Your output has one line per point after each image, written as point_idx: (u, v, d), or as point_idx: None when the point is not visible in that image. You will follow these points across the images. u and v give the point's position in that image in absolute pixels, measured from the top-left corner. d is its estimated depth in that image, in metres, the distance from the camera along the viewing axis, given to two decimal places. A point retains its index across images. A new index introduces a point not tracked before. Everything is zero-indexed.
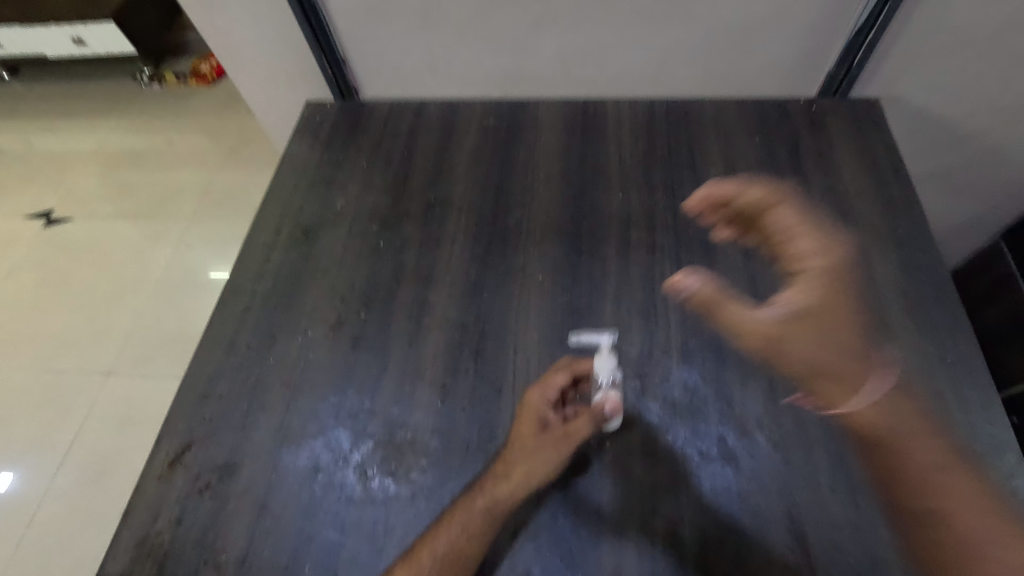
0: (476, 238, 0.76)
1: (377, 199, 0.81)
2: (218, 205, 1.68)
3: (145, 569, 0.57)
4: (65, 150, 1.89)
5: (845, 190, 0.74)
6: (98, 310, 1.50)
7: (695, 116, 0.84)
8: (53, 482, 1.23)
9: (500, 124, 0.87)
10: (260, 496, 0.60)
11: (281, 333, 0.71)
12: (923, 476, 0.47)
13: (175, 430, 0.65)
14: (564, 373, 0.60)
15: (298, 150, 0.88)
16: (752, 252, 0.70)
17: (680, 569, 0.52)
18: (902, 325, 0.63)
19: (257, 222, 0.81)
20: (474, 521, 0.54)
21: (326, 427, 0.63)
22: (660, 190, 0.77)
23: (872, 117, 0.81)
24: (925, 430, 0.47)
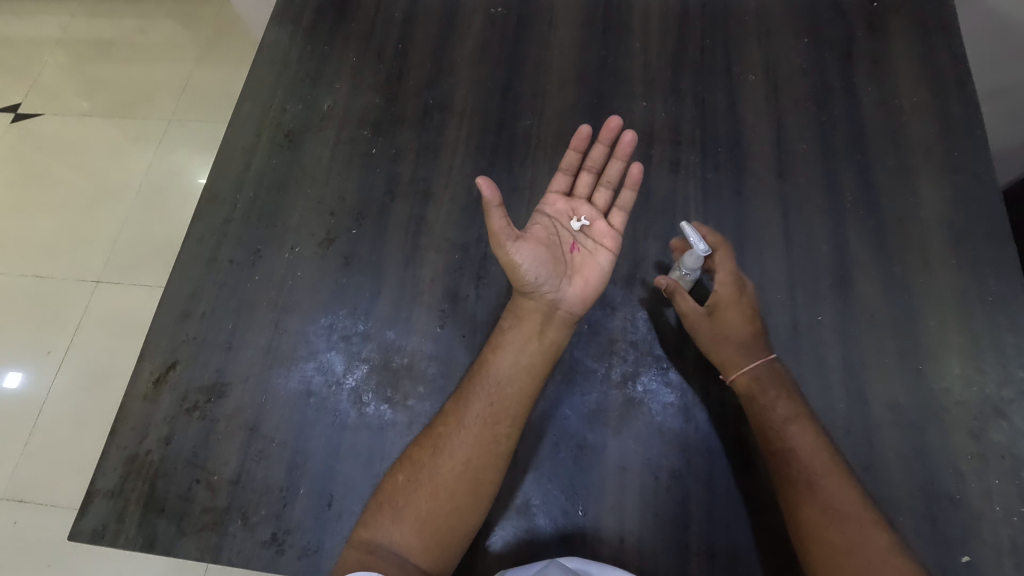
0: (479, 149, 0.68)
1: (367, 100, 0.72)
2: (198, 103, 1.55)
3: (137, 485, 0.56)
4: (25, 35, 1.70)
5: (898, 106, 0.65)
6: (79, 215, 1.42)
7: (736, 10, 0.72)
8: (52, 387, 1.24)
9: (509, 14, 0.75)
10: (250, 418, 0.57)
11: (267, 249, 0.65)
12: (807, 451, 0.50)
13: (158, 348, 0.61)
14: (561, 178, 0.61)
15: (277, 39, 0.77)
16: (786, 174, 0.63)
17: (683, 505, 0.51)
18: (944, 260, 0.58)
19: (235, 123, 0.72)
20: (517, 360, 0.54)
21: (317, 350, 0.60)
22: (689, 98, 0.68)
23: (944, 16, 0.69)
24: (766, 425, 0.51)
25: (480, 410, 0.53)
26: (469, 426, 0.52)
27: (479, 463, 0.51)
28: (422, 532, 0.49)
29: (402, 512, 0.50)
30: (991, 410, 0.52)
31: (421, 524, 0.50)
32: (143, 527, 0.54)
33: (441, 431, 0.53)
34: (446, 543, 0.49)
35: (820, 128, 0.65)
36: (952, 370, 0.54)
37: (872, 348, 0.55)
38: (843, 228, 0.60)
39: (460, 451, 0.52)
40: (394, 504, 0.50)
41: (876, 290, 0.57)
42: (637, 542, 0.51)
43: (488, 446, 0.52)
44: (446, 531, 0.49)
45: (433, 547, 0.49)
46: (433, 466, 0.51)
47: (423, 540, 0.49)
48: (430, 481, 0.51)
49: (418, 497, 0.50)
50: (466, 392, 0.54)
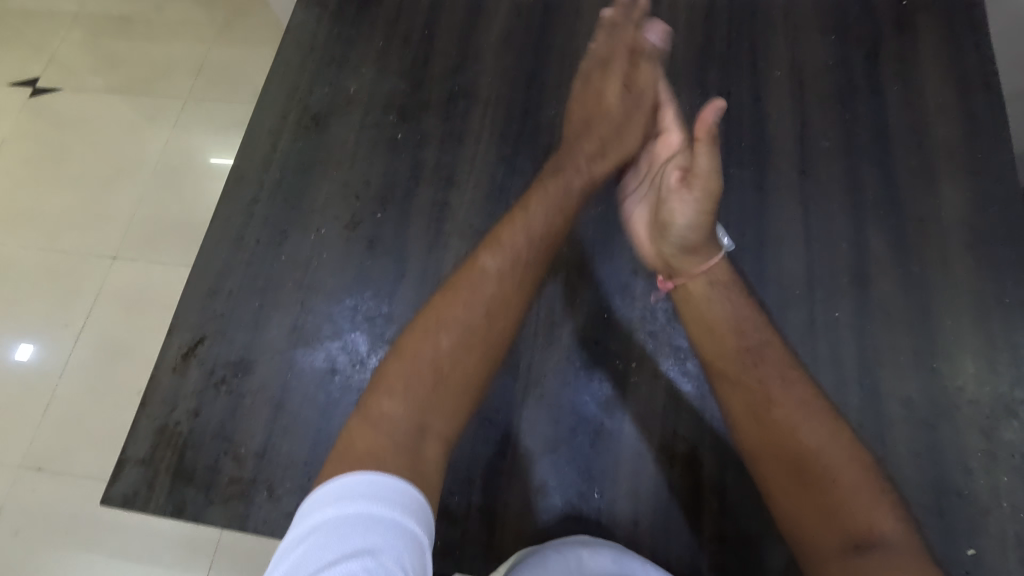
0: (504, 137, 0.68)
1: (393, 84, 0.73)
2: (215, 83, 1.55)
3: (166, 455, 0.57)
4: (43, 10, 1.71)
5: (923, 105, 0.65)
6: (97, 191, 1.43)
7: (763, 4, 0.72)
8: (70, 360, 1.26)
9: (535, 2, 0.75)
10: (276, 394, 0.59)
11: (293, 230, 0.66)
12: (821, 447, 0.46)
13: (186, 323, 0.63)
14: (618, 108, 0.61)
15: (303, 22, 0.78)
16: (808, 171, 0.64)
17: (697, 493, 0.53)
18: (963, 261, 0.58)
19: (262, 104, 0.73)
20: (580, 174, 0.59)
21: (342, 330, 0.61)
22: (714, 92, 0.68)
23: (973, 16, 0.69)
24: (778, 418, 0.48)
25: (497, 281, 0.51)
26: (483, 292, 0.51)
27: (511, 296, 0.52)
28: (424, 428, 0.44)
29: (418, 358, 0.47)
30: (1002, 409, 0.53)
31: (439, 361, 0.47)
32: (172, 495, 0.56)
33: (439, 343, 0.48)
34: (457, 372, 0.48)
35: (844, 125, 0.65)
36: (966, 369, 0.54)
37: (888, 346, 0.56)
38: (864, 226, 0.61)
39: (483, 303, 0.50)
40: (409, 356, 0.48)
41: (894, 289, 0.58)
42: (651, 526, 0.52)
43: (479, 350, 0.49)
44: (462, 370, 0.48)
45: (446, 407, 0.46)
46: (467, 296, 0.50)
47: (436, 371, 0.47)
48: (457, 328, 0.49)
49: (428, 347, 0.48)
50: (476, 267, 0.52)
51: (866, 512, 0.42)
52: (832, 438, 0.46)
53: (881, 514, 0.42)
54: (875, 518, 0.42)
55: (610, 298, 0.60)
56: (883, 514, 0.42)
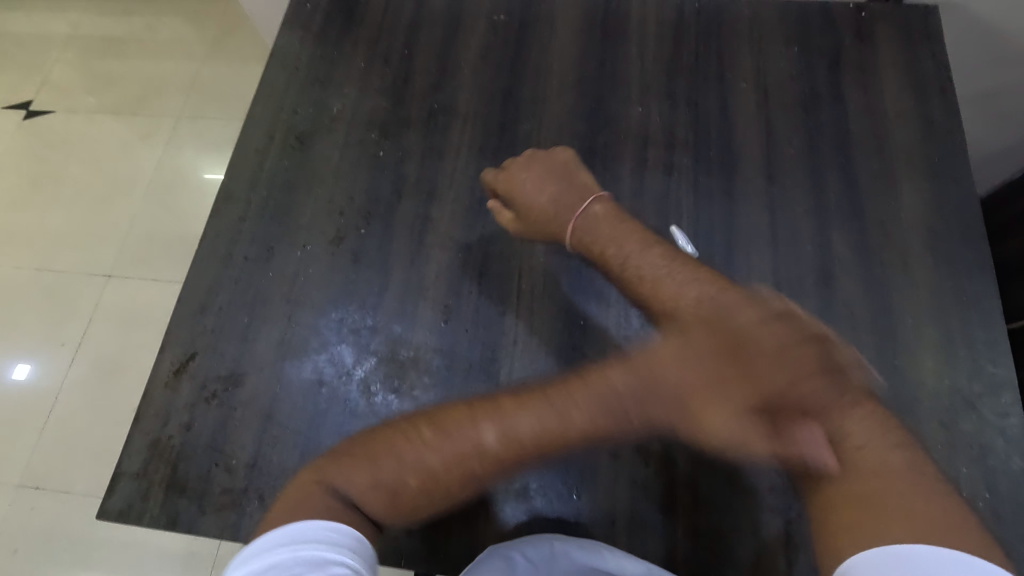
0: (482, 152, 0.71)
1: (375, 103, 0.75)
2: (206, 101, 1.58)
3: (160, 468, 0.59)
4: (37, 32, 1.74)
5: (883, 111, 0.68)
6: (90, 211, 1.46)
7: (729, 17, 0.75)
8: (67, 377, 1.28)
9: (511, 21, 0.78)
10: (266, 406, 0.61)
11: (280, 246, 0.68)
12: (767, 397, 0.49)
13: (177, 340, 0.65)
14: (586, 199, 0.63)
15: (288, 44, 0.80)
16: (774, 177, 0.66)
17: (671, 490, 0.55)
18: (922, 260, 0.61)
19: (249, 125, 0.75)
20: (683, 378, 0.51)
21: (328, 342, 0.63)
22: (683, 103, 0.71)
23: (927, 25, 0.72)
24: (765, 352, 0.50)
25: (580, 424, 0.50)
26: (518, 440, 0.49)
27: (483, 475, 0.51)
28: (394, 492, 0.48)
29: (378, 472, 0.48)
30: (961, 402, 0.55)
31: (371, 488, 0.48)
32: (166, 506, 0.58)
33: (484, 434, 0.49)
34: (412, 505, 0.50)
35: (808, 132, 0.68)
36: (926, 365, 0.57)
37: (852, 343, 0.58)
38: (827, 230, 0.63)
39: (490, 449, 0.49)
40: (376, 477, 0.48)
41: (856, 288, 0.60)
42: (628, 524, 0.54)
43: (520, 452, 0.50)
44: (416, 497, 0.49)
45: (402, 510, 0.49)
46: (421, 441, 0.50)
47: (394, 507, 0.49)
48: (428, 467, 0.49)
49: (412, 456, 0.49)
50: (587, 389, 0.51)
51: (884, 465, 0.47)
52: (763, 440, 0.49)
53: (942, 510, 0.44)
54: (848, 429, 0.50)
55: (587, 304, 0.62)
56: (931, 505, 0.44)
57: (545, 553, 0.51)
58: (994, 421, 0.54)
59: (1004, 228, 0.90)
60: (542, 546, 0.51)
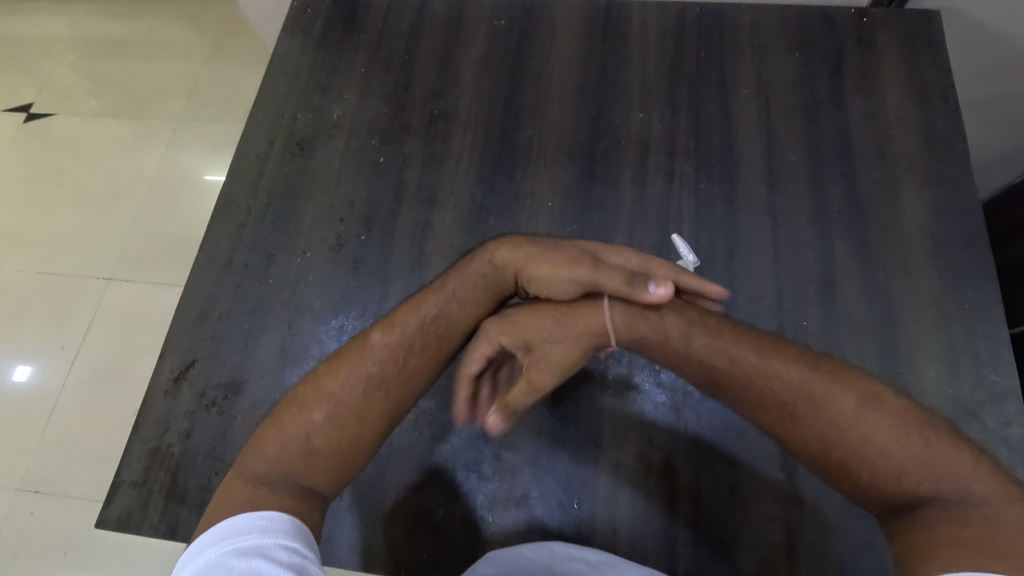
0: (483, 158, 0.71)
1: (376, 109, 0.75)
2: (207, 104, 1.58)
3: (159, 476, 0.59)
4: (38, 35, 1.74)
5: (885, 118, 0.68)
6: (91, 214, 1.46)
7: (730, 23, 0.75)
8: (67, 381, 1.28)
9: (512, 27, 0.78)
10: (265, 414, 0.61)
11: (280, 253, 0.68)
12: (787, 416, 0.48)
13: (177, 347, 0.65)
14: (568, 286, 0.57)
15: (289, 50, 0.80)
16: (776, 184, 0.66)
17: (673, 500, 0.55)
18: (924, 269, 0.61)
19: (249, 131, 0.75)
20: (485, 279, 0.59)
21: (328, 350, 0.63)
22: (684, 110, 0.70)
23: (929, 32, 0.72)
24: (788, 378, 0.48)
25: (423, 322, 0.55)
26: (405, 342, 0.54)
27: (368, 411, 0.51)
28: (309, 449, 0.48)
29: (288, 430, 0.49)
30: (964, 412, 0.55)
31: (310, 439, 0.49)
32: (165, 515, 0.57)
33: (371, 340, 0.54)
34: (337, 447, 0.49)
35: (809, 139, 0.68)
36: (929, 374, 0.56)
37: (854, 351, 0.58)
38: (829, 238, 0.63)
39: (376, 362, 0.53)
40: (285, 437, 0.49)
41: (858, 296, 0.60)
42: (629, 534, 0.54)
43: (408, 360, 0.54)
44: (338, 444, 0.49)
45: (317, 465, 0.48)
46: (321, 381, 0.52)
47: (310, 457, 0.48)
48: (337, 399, 0.51)
49: (353, 389, 0.51)
50: (423, 300, 0.57)
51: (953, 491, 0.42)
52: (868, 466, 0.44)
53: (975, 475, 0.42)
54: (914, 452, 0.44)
55: None
56: (964, 473, 0.42)
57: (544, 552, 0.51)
58: (997, 431, 0.54)
59: (1005, 233, 0.90)
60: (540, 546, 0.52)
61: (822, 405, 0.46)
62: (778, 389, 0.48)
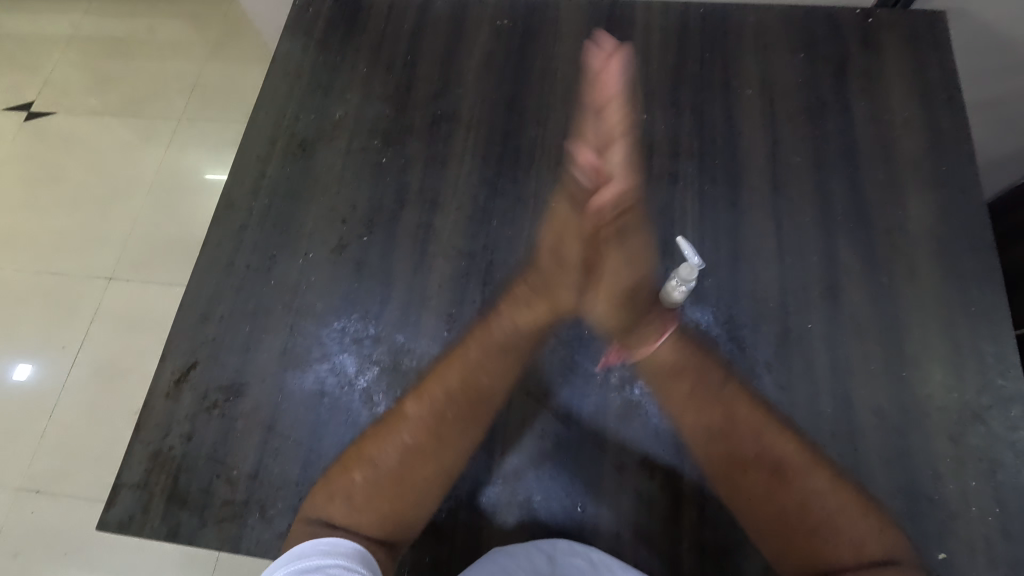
0: (485, 160, 0.70)
1: (378, 110, 0.75)
2: (207, 103, 1.57)
3: (161, 479, 0.59)
4: (38, 34, 1.73)
5: (890, 120, 0.67)
6: (91, 213, 1.45)
7: (734, 24, 0.74)
8: (67, 381, 1.27)
9: (515, 27, 0.78)
10: (267, 416, 0.60)
11: (281, 255, 0.68)
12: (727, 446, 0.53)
13: (178, 349, 0.64)
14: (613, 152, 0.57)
15: (290, 50, 0.80)
16: (780, 187, 0.66)
17: (677, 503, 0.54)
18: (930, 272, 0.60)
19: (250, 131, 0.75)
20: (512, 334, 0.57)
21: (330, 352, 0.63)
22: (688, 112, 0.70)
23: (934, 32, 0.71)
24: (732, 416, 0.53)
25: (447, 392, 0.55)
26: (434, 406, 0.54)
27: (429, 466, 0.53)
28: (349, 497, 0.51)
29: (343, 491, 0.52)
30: (970, 415, 0.55)
31: (353, 497, 0.51)
32: (166, 518, 0.57)
33: (406, 412, 0.54)
34: (402, 519, 0.51)
35: (814, 141, 0.67)
36: (934, 377, 0.56)
37: (858, 355, 0.58)
38: (834, 241, 0.63)
39: (410, 431, 0.53)
40: (337, 493, 0.52)
41: (863, 299, 0.60)
42: (633, 537, 0.54)
43: (443, 422, 0.54)
44: (400, 507, 0.51)
45: (389, 525, 0.51)
46: (377, 451, 0.53)
47: (381, 519, 0.51)
48: (389, 466, 0.52)
49: (391, 457, 0.53)
50: (450, 363, 0.56)
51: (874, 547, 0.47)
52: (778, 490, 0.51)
53: (878, 540, 0.47)
54: (824, 491, 0.50)
55: None
56: (873, 537, 0.48)
57: (549, 547, 0.51)
58: (1002, 435, 0.54)
59: (1010, 234, 0.89)
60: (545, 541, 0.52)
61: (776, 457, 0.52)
62: (711, 421, 0.54)
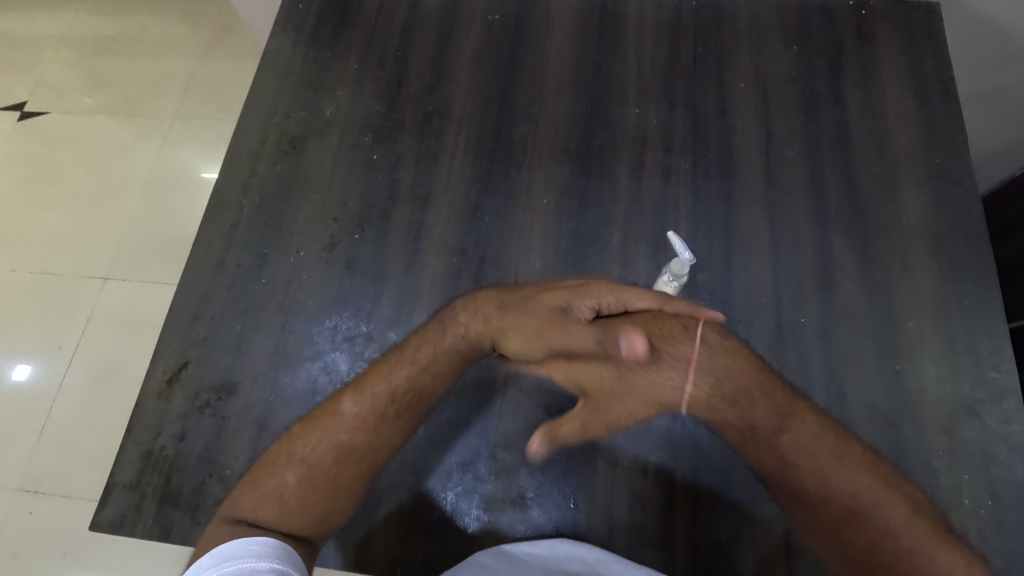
0: (477, 156, 0.70)
1: (369, 106, 0.74)
2: (202, 101, 1.57)
3: (153, 479, 0.59)
4: (31, 32, 1.72)
5: (885, 113, 0.67)
6: (86, 212, 1.45)
7: (727, 17, 0.74)
8: (64, 380, 1.27)
9: (506, 21, 0.77)
10: (259, 415, 0.60)
11: (272, 253, 0.67)
12: (785, 455, 0.46)
13: (169, 348, 0.64)
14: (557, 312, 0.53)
15: (280, 47, 0.79)
16: (774, 180, 0.65)
17: (670, 500, 0.54)
18: (923, 265, 0.60)
19: (241, 129, 0.74)
20: (459, 340, 0.56)
21: (322, 351, 0.62)
22: (681, 106, 0.69)
23: (928, 25, 0.71)
24: (772, 409, 0.47)
25: (390, 393, 0.54)
26: (373, 402, 0.54)
27: (363, 453, 0.53)
28: (280, 496, 0.50)
29: (268, 491, 0.50)
30: (964, 409, 0.54)
31: (286, 498, 0.50)
32: (159, 518, 0.57)
33: (344, 406, 0.54)
34: (321, 512, 0.51)
35: (808, 134, 0.67)
36: (928, 371, 0.56)
37: (853, 350, 0.57)
38: (827, 234, 0.62)
39: (346, 430, 0.53)
40: (261, 485, 0.51)
41: (857, 294, 0.59)
42: (625, 533, 0.54)
43: (381, 417, 0.53)
44: (321, 503, 0.51)
45: (308, 517, 0.50)
46: (304, 445, 0.53)
47: (305, 510, 0.50)
48: (306, 462, 0.52)
49: (319, 452, 0.52)
50: (394, 361, 0.55)
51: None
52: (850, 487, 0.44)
53: None
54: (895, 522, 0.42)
55: None
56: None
57: (544, 554, 0.51)
58: (994, 429, 0.53)
59: (1007, 227, 0.89)
60: (539, 548, 0.52)
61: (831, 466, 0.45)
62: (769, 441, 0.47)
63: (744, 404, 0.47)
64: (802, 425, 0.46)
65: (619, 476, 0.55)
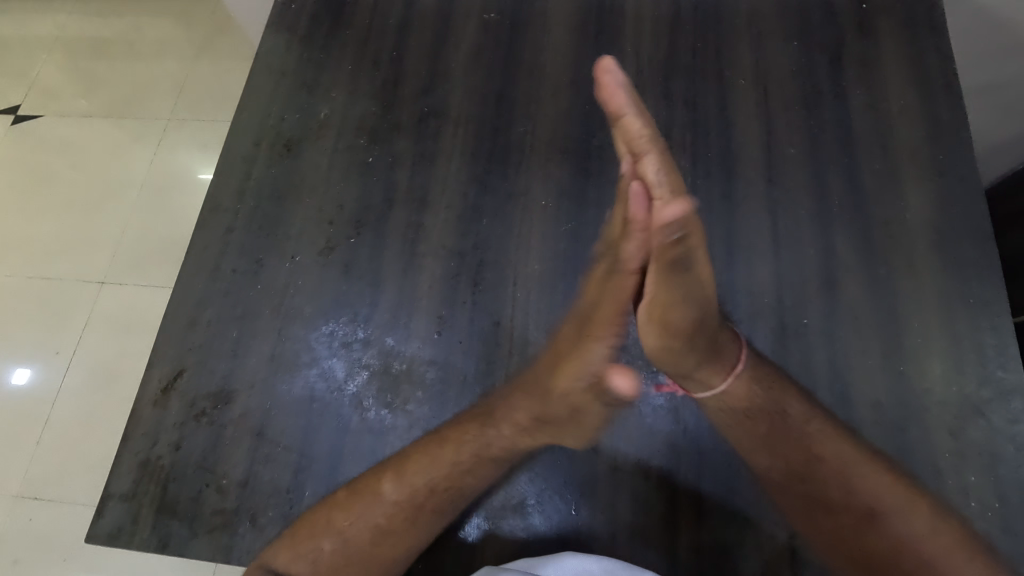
0: (475, 157, 0.69)
1: (365, 107, 0.73)
2: (196, 102, 1.55)
3: (150, 489, 0.58)
4: (24, 34, 1.71)
5: (887, 109, 0.66)
6: (82, 216, 1.43)
7: (726, 13, 0.73)
8: (62, 386, 1.26)
9: (502, 20, 0.76)
10: (257, 423, 0.59)
11: (268, 258, 0.67)
12: (816, 479, 0.51)
13: (165, 356, 0.63)
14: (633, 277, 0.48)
15: (274, 48, 0.78)
16: (775, 179, 0.64)
17: (673, 504, 0.54)
18: (927, 264, 0.59)
19: (235, 132, 0.73)
20: (491, 442, 0.54)
21: (320, 357, 0.62)
22: (681, 104, 0.68)
23: (931, 17, 0.70)
24: (836, 428, 0.52)
25: (431, 487, 0.53)
26: (417, 490, 0.53)
27: (402, 539, 0.53)
28: (310, 556, 0.51)
29: (304, 556, 0.51)
30: (970, 409, 0.54)
31: (319, 564, 0.52)
32: (157, 529, 0.56)
33: (382, 488, 0.53)
34: None
35: (809, 131, 0.66)
36: (933, 371, 0.55)
37: (857, 350, 0.57)
38: (830, 233, 0.61)
39: (385, 514, 0.53)
40: (299, 553, 0.51)
41: (861, 293, 0.59)
42: (628, 539, 0.53)
43: (422, 517, 0.53)
44: None
45: None
46: (344, 523, 0.53)
47: None
48: (344, 534, 0.52)
49: (358, 531, 0.52)
50: (457, 452, 0.53)
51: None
52: (878, 478, 0.49)
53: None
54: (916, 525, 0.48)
55: None
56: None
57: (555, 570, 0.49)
58: (1001, 429, 0.53)
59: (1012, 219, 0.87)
60: (550, 566, 0.49)
61: (851, 469, 0.50)
62: (805, 455, 0.51)
63: (774, 396, 0.52)
64: (841, 442, 0.51)
65: (622, 481, 0.55)
